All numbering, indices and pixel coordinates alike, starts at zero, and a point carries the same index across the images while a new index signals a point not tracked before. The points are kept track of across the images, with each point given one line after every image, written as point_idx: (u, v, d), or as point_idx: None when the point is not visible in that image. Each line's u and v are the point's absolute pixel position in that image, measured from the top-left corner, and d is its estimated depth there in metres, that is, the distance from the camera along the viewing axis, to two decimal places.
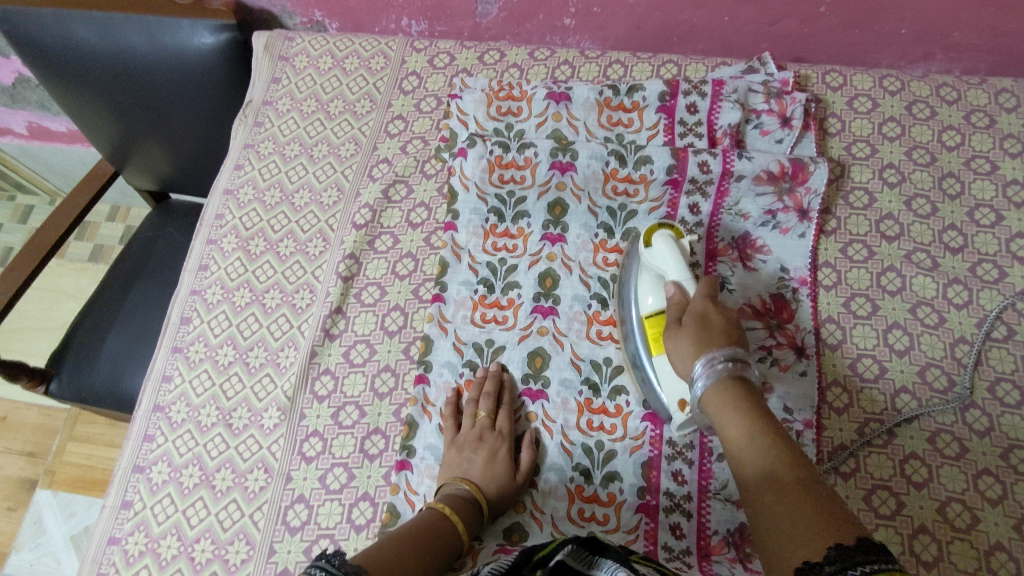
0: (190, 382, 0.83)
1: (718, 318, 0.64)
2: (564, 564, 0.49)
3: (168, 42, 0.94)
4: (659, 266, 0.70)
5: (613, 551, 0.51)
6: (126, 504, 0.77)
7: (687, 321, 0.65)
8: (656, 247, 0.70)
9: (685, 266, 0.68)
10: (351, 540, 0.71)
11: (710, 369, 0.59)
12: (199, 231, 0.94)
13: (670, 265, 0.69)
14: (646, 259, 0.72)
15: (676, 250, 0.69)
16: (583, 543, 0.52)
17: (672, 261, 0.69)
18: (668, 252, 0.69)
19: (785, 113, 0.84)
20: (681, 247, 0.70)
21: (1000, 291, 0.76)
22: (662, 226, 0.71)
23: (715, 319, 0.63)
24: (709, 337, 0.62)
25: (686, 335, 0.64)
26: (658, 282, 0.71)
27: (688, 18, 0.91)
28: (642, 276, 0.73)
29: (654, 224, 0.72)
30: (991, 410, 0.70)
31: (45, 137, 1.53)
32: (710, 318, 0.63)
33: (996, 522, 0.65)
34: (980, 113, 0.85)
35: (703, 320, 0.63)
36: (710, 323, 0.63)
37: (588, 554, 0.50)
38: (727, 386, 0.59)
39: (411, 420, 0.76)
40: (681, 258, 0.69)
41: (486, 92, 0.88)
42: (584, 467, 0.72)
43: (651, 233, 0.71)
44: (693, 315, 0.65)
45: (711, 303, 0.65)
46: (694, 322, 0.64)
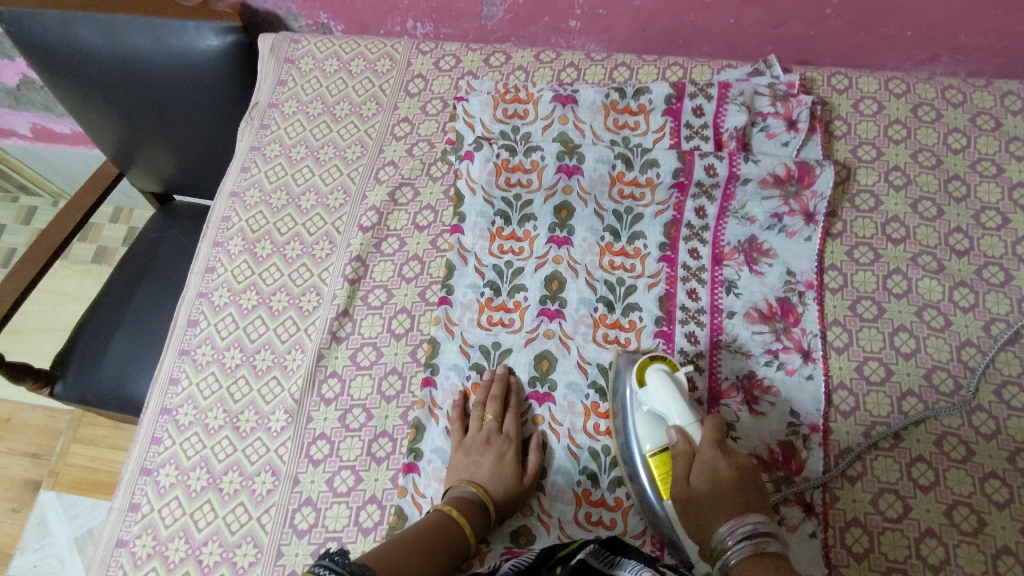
0: (197, 385, 0.83)
1: (730, 471, 0.57)
2: (586, 563, 0.51)
3: (174, 44, 0.94)
4: (658, 407, 0.65)
5: (634, 552, 0.53)
6: (134, 507, 0.77)
7: (695, 476, 0.58)
8: (650, 384, 0.66)
9: (682, 401, 0.64)
10: (359, 542, 0.71)
11: (735, 535, 0.52)
12: (205, 234, 0.94)
13: (666, 403, 0.64)
14: (639, 397, 0.67)
15: (671, 387, 0.65)
16: (604, 543, 0.54)
17: (671, 401, 0.64)
18: (662, 389, 0.65)
19: (791, 116, 0.84)
20: (674, 382, 0.66)
21: (1006, 293, 0.76)
22: (655, 360, 0.68)
23: (726, 473, 0.57)
24: (724, 496, 0.56)
25: (701, 496, 0.57)
26: (657, 424, 0.66)
27: (695, 20, 0.91)
28: (636, 415, 0.68)
29: (647, 358, 0.69)
30: (998, 413, 0.70)
31: (49, 138, 1.53)
32: (718, 471, 0.57)
33: (1003, 525, 0.65)
34: (986, 115, 0.85)
35: (711, 477, 0.57)
36: (719, 475, 0.57)
37: (609, 554, 0.52)
38: (758, 565, 0.51)
39: (419, 422, 0.76)
40: (677, 395, 0.64)
41: (493, 94, 0.88)
42: (591, 471, 0.72)
43: (645, 368, 0.68)
44: (702, 468, 0.58)
45: (721, 450, 0.58)
46: (706, 480, 0.57)
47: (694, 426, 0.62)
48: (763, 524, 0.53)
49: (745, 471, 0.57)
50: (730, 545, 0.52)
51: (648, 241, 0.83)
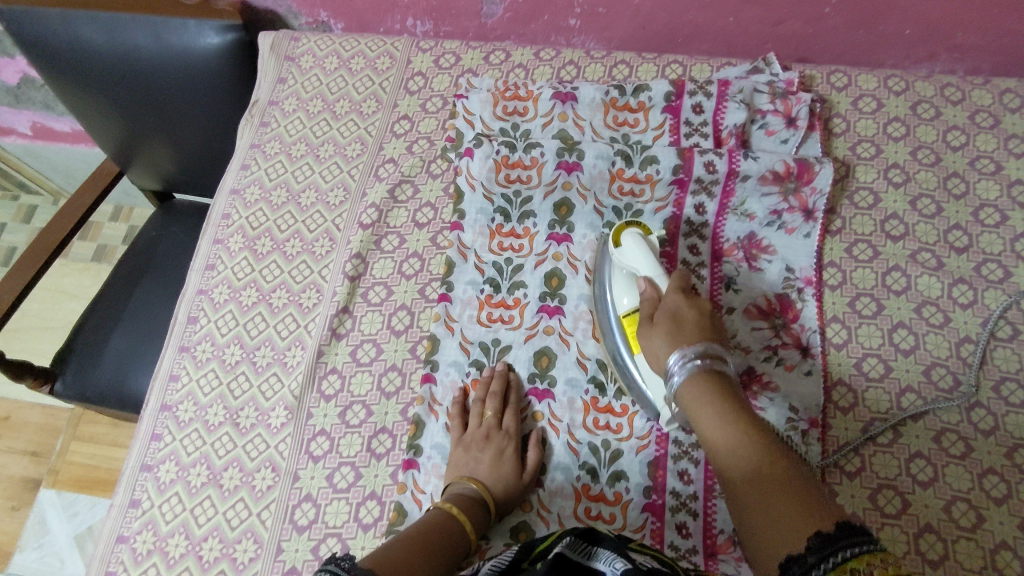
0: (197, 382, 0.84)
1: (690, 311, 0.65)
2: (561, 556, 0.50)
3: (175, 42, 0.94)
4: (631, 264, 0.72)
5: (609, 540, 0.51)
6: (134, 503, 0.77)
7: (659, 317, 0.66)
8: (625, 245, 0.72)
9: (654, 260, 0.71)
10: (359, 538, 0.71)
11: (685, 359, 0.60)
12: (206, 231, 0.94)
13: (640, 261, 0.71)
14: (616, 259, 0.74)
15: (645, 246, 0.71)
16: (580, 534, 0.53)
17: (642, 258, 0.71)
18: (636, 249, 0.71)
19: (790, 113, 0.84)
20: (647, 245, 0.72)
21: (1005, 290, 0.76)
22: (630, 226, 0.74)
23: (687, 313, 0.65)
24: (682, 329, 0.63)
25: (660, 327, 0.65)
26: (631, 282, 0.72)
27: (694, 18, 0.92)
28: (614, 279, 0.74)
29: (621, 223, 0.75)
30: (997, 409, 0.71)
31: (49, 137, 1.53)
32: (682, 312, 0.65)
33: (1002, 521, 0.65)
34: (985, 113, 0.85)
35: (676, 315, 0.65)
36: (683, 315, 0.65)
37: (586, 545, 0.52)
38: (704, 379, 0.59)
39: (418, 419, 0.76)
40: (650, 254, 0.71)
41: (493, 92, 0.89)
42: (591, 466, 0.72)
43: (620, 232, 0.74)
44: (668, 310, 0.66)
45: (685, 297, 0.67)
46: (669, 317, 0.65)
47: (663, 280, 0.69)
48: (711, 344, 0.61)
49: (705, 312, 0.65)
50: (684, 368, 0.60)
51: None
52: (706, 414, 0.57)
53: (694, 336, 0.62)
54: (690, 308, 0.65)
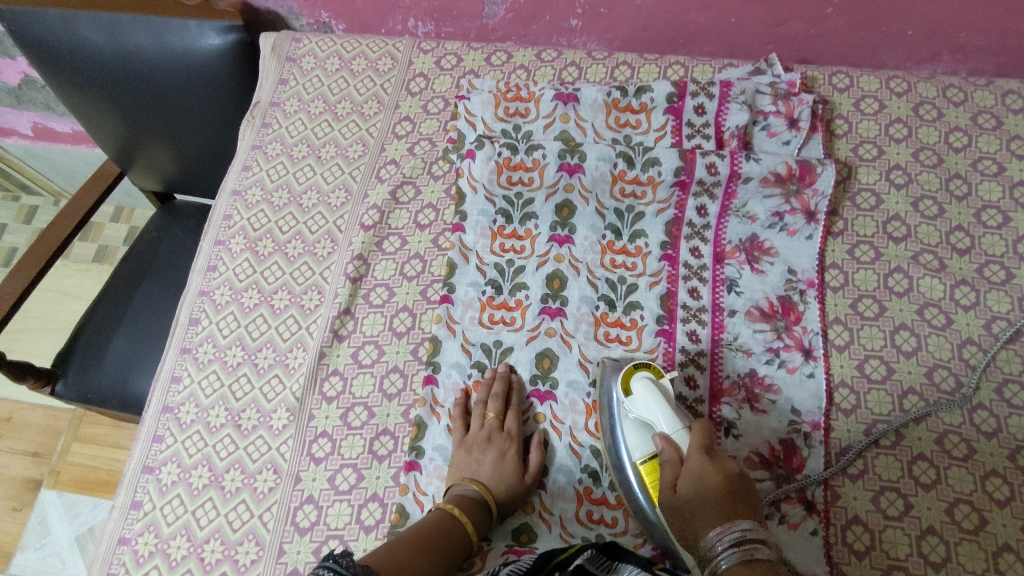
0: (199, 383, 0.84)
1: (715, 476, 0.57)
2: (583, 569, 0.53)
3: (176, 43, 0.94)
4: (645, 413, 0.65)
5: (631, 556, 0.54)
6: (136, 505, 0.77)
7: (682, 485, 0.58)
8: (636, 393, 0.66)
9: (669, 409, 0.64)
10: (361, 540, 0.71)
11: (723, 540, 0.52)
12: (207, 232, 0.94)
13: (653, 411, 0.64)
14: (625, 406, 0.67)
15: (656, 395, 0.64)
16: (602, 548, 0.55)
17: (658, 410, 0.64)
18: (649, 398, 0.65)
19: (792, 114, 0.84)
20: (661, 392, 0.65)
21: (1007, 292, 0.76)
22: (640, 368, 0.69)
23: (713, 481, 0.56)
24: (709, 500, 0.55)
25: (691, 503, 0.57)
26: (644, 433, 0.65)
27: (695, 19, 0.91)
28: (625, 426, 0.67)
29: (633, 364, 0.69)
30: (999, 412, 0.70)
31: (50, 137, 1.53)
32: (706, 477, 0.57)
33: (1004, 523, 0.65)
34: (987, 114, 0.85)
35: (701, 484, 0.57)
36: (707, 482, 0.56)
37: (606, 559, 0.54)
38: (745, 571, 0.49)
39: (420, 420, 0.76)
40: (663, 402, 0.64)
41: (495, 93, 0.89)
42: (593, 469, 0.72)
43: (631, 375, 0.68)
44: (690, 476, 0.58)
45: (707, 457, 0.58)
46: (694, 487, 0.57)
47: (682, 436, 0.62)
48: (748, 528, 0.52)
49: (731, 477, 0.57)
50: (720, 551, 0.52)
51: (649, 240, 0.83)
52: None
53: (725, 515, 0.54)
54: (713, 470, 0.57)
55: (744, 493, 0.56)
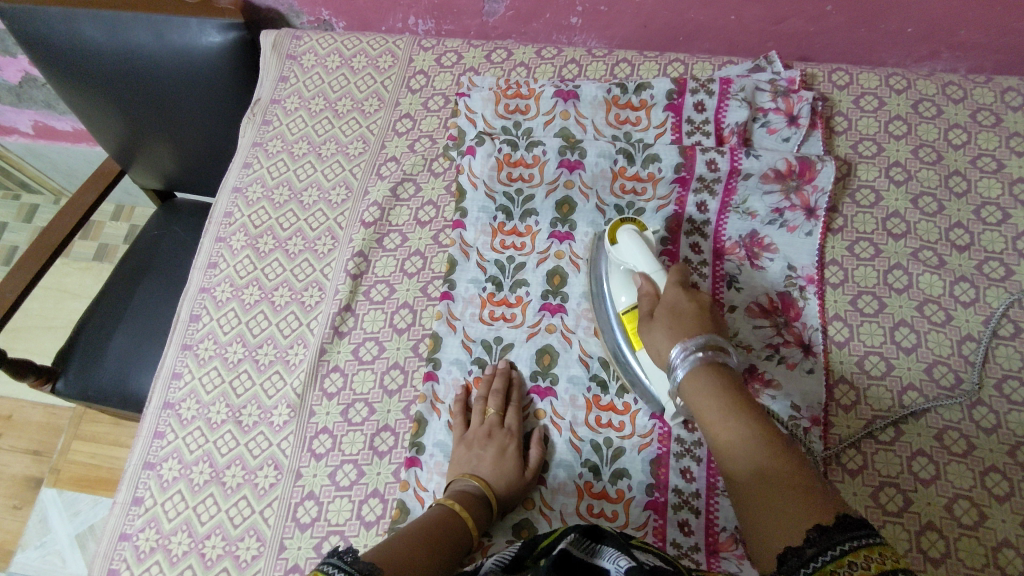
0: (200, 379, 0.84)
1: (688, 303, 0.65)
2: (567, 552, 0.50)
3: (176, 41, 0.94)
4: (628, 261, 0.72)
5: (613, 537, 0.51)
6: (137, 501, 0.78)
7: (659, 312, 0.66)
8: (621, 243, 0.72)
9: (652, 256, 0.70)
10: (362, 536, 0.71)
11: (685, 351, 0.61)
12: (208, 229, 0.94)
13: (638, 259, 0.70)
14: (612, 256, 0.73)
15: (642, 244, 0.71)
16: (585, 532, 0.53)
17: (639, 255, 0.70)
18: (634, 246, 0.71)
19: (792, 111, 0.84)
20: (644, 241, 0.71)
21: (1007, 288, 0.77)
22: (626, 223, 0.74)
23: (685, 307, 0.65)
24: (679, 322, 0.63)
25: (663, 324, 0.65)
26: (627, 278, 0.72)
27: (695, 16, 0.92)
28: (612, 275, 0.74)
29: (617, 219, 0.74)
30: (998, 407, 0.71)
31: (51, 136, 1.53)
32: (679, 306, 0.65)
33: (1004, 518, 0.66)
34: (986, 111, 0.86)
35: (675, 309, 0.65)
36: (682, 308, 0.65)
37: (589, 543, 0.51)
38: (708, 369, 0.59)
39: (421, 417, 0.76)
40: (648, 251, 0.70)
41: (495, 90, 0.89)
42: (593, 464, 0.73)
43: (615, 230, 0.73)
44: (666, 307, 0.66)
45: (682, 290, 0.66)
46: (667, 314, 0.65)
47: (661, 276, 0.69)
48: (713, 335, 0.61)
49: (704, 305, 0.65)
50: (682, 360, 0.61)
51: None
52: (702, 393, 0.59)
53: (692, 330, 0.62)
54: (687, 300, 0.65)
55: (712, 317, 0.64)
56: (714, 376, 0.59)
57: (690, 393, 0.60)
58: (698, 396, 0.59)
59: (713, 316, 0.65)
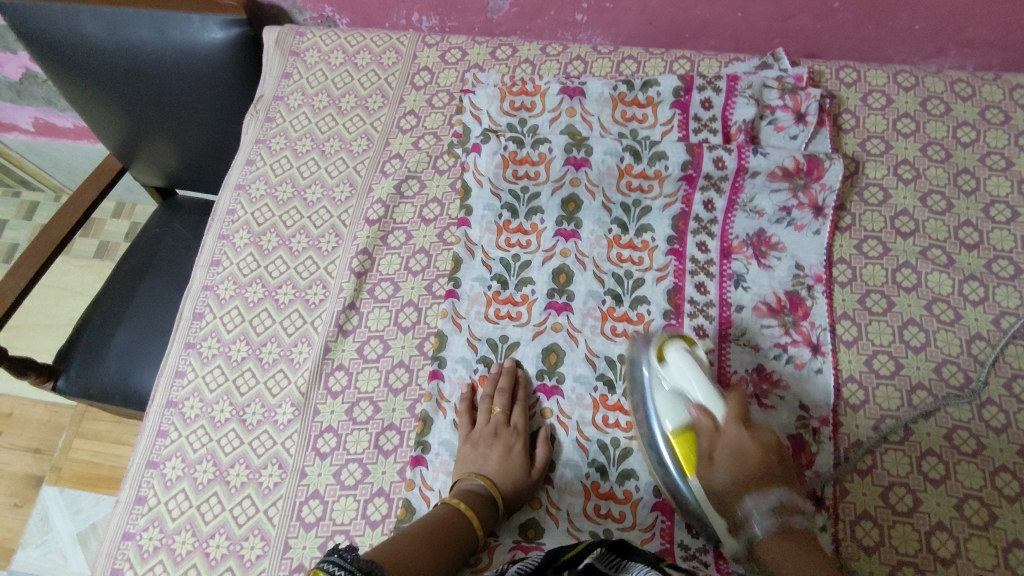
0: (203, 378, 0.83)
1: (751, 442, 0.62)
2: (592, 567, 0.51)
3: (178, 37, 0.94)
4: (681, 384, 0.68)
5: (641, 554, 0.52)
6: (141, 500, 0.77)
7: (721, 454, 0.63)
8: (671, 362, 0.68)
9: (707, 382, 0.67)
10: (367, 536, 0.71)
11: (761, 508, 0.59)
12: (211, 227, 0.94)
13: (692, 384, 0.67)
14: (661, 376, 0.69)
15: (695, 367, 0.67)
16: (611, 546, 0.53)
17: (694, 378, 0.67)
18: (685, 366, 0.67)
19: (800, 108, 0.84)
20: (696, 361, 0.68)
21: (1016, 287, 0.76)
22: (672, 338, 0.70)
23: (749, 449, 0.62)
24: (745, 471, 0.61)
25: (728, 468, 0.62)
26: (676, 402, 0.68)
27: (701, 13, 0.91)
28: (656, 394, 0.70)
29: (665, 335, 0.71)
30: (1008, 407, 0.70)
31: (51, 133, 1.52)
32: (743, 447, 0.62)
33: (1014, 518, 0.65)
34: (995, 109, 0.85)
35: (739, 452, 0.62)
36: (745, 450, 0.62)
37: (616, 557, 0.52)
38: (785, 532, 0.58)
39: (426, 415, 0.76)
40: (702, 375, 0.67)
41: (499, 87, 0.88)
42: (600, 464, 0.72)
43: (664, 346, 0.70)
44: (727, 447, 0.63)
45: (744, 426, 0.63)
46: (731, 456, 0.62)
47: (717, 406, 0.65)
48: (786, 491, 0.60)
49: (766, 445, 0.63)
50: (756, 519, 0.59)
51: (656, 234, 0.82)
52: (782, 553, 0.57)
53: (761, 483, 0.61)
54: (750, 441, 0.62)
55: (776, 460, 0.62)
56: (794, 540, 0.57)
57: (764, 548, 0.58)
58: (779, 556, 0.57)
59: (776, 458, 0.63)
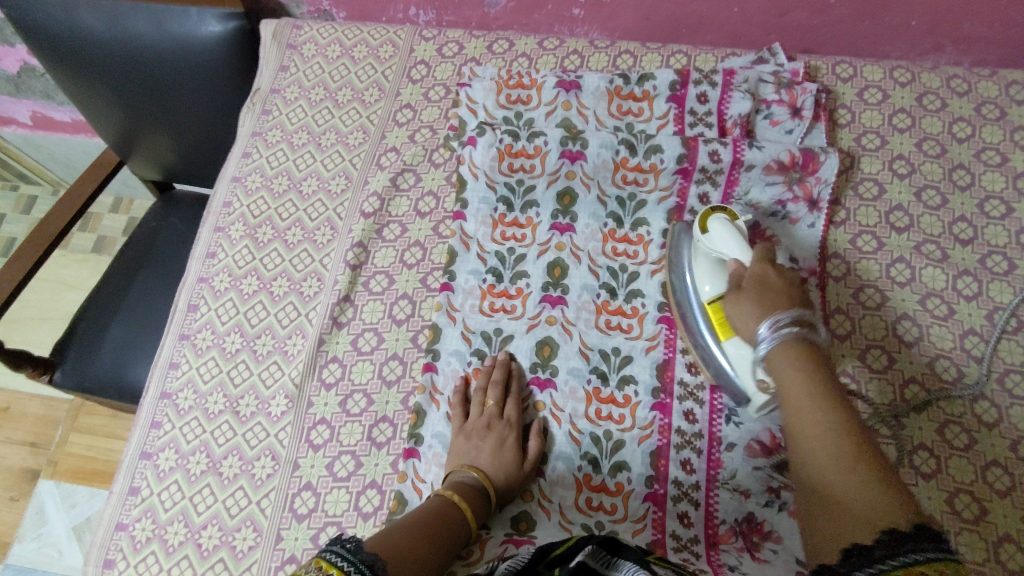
0: (198, 369, 0.83)
1: (777, 278, 0.62)
2: (584, 565, 0.48)
3: (176, 30, 0.94)
4: (718, 250, 0.70)
5: (631, 551, 0.49)
6: (134, 491, 0.77)
7: (745, 290, 0.64)
8: (712, 231, 0.71)
9: (743, 241, 0.68)
10: (359, 527, 0.71)
11: (776, 323, 0.57)
12: (206, 219, 0.94)
13: (730, 245, 0.68)
14: (702, 245, 0.72)
15: (733, 231, 0.69)
16: (602, 544, 0.51)
17: (729, 242, 0.69)
18: (724, 233, 0.69)
19: (796, 103, 0.84)
20: (738, 231, 0.70)
21: (1010, 282, 0.76)
22: (716, 212, 0.72)
23: (774, 284, 0.61)
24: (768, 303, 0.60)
25: (748, 297, 0.62)
26: (713, 267, 0.71)
27: (699, 7, 0.91)
28: (697, 264, 0.73)
29: (708, 209, 0.73)
30: (1001, 402, 0.70)
31: (49, 127, 1.52)
32: (769, 280, 0.62)
33: (1006, 513, 0.65)
34: (991, 105, 0.85)
35: (763, 284, 0.62)
36: (770, 283, 0.62)
37: (607, 555, 0.50)
38: (796, 347, 0.56)
39: (419, 408, 0.75)
40: (739, 237, 0.69)
41: (496, 80, 0.89)
42: (592, 456, 0.72)
43: (706, 218, 0.72)
44: (754, 282, 0.63)
45: (769, 267, 0.63)
46: (754, 290, 0.62)
47: (746, 255, 0.67)
48: (808, 313, 0.57)
49: (795, 284, 0.62)
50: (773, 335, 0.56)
51: (651, 228, 0.82)
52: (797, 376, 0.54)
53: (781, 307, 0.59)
54: (778, 279, 0.62)
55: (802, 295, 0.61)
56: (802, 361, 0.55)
57: (776, 364, 0.56)
58: (788, 377, 0.54)
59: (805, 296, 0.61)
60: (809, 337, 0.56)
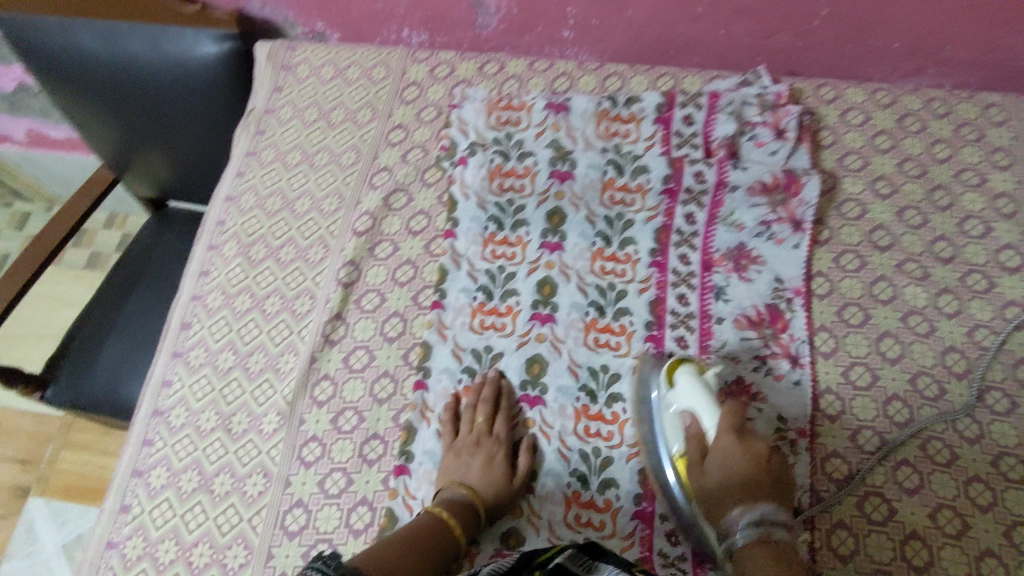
0: (190, 387, 0.84)
1: (743, 456, 0.63)
2: (563, 566, 0.51)
3: (172, 51, 0.96)
4: (685, 405, 0.68)
5: (610, 556, 0.53)
6: (125, 508, 0.77)
7: (710, 463, 0.64)
8: (680, 384, 0.69)
9: (711, 399, 0.67)
10: (350, 544, 0.71)
11: (743, 518, 0.60)
12: (201, 237, 0.95)
13: (695, 404, 0.67)
14: (667, 397, 0.70)
15: (701, 389, 0.68)
16: (581, 548, 0.54)
17: (698, 400, 0.67)
18: (693, 391, 0.68)
19: (780, 124, 0.87)
20: (705, 385, 0.68)
21: (990, 300, 0.78)
22: (684, 361, 0.71)
23: (739, 460, 0.63)
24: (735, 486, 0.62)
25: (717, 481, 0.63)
26: (681, 424, 0.69)
27: (685, 31, 0.93)
28: (665, 415, 0.70)
29: (677, 357, 0.71)
30: (982, 418, 0.72)
31: (44, 144, 1.54)
32: (732, 461, 0.63)
33: (986, 528, 0.66)
34: (970, 126, 0.87)
35: (725, 465, 0.63)
36: (733, 460, 0.63)
37: (587, 558, 0.52)
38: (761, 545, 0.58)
39: (411, 425, 0.77)
40: (707, 394, 0.67)
41: (487, 103, 0.93)
42: (581, 473, 0.73)
43: (675, 366, 0.71)
44: (717, 458, 0.64)
45: (736, 441, 0.63)
46: (716, 470, 0.64)
47: (711, 417, 0.66)
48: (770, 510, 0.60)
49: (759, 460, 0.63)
50: (738, 529, 0.60)
51: (638, 247, 0.83)
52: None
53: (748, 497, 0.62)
54: (741, 454, 0.63)
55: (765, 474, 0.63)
56: (769, 556, 0.57)
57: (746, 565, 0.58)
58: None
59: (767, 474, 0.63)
60: (773, 536, 0.58)
